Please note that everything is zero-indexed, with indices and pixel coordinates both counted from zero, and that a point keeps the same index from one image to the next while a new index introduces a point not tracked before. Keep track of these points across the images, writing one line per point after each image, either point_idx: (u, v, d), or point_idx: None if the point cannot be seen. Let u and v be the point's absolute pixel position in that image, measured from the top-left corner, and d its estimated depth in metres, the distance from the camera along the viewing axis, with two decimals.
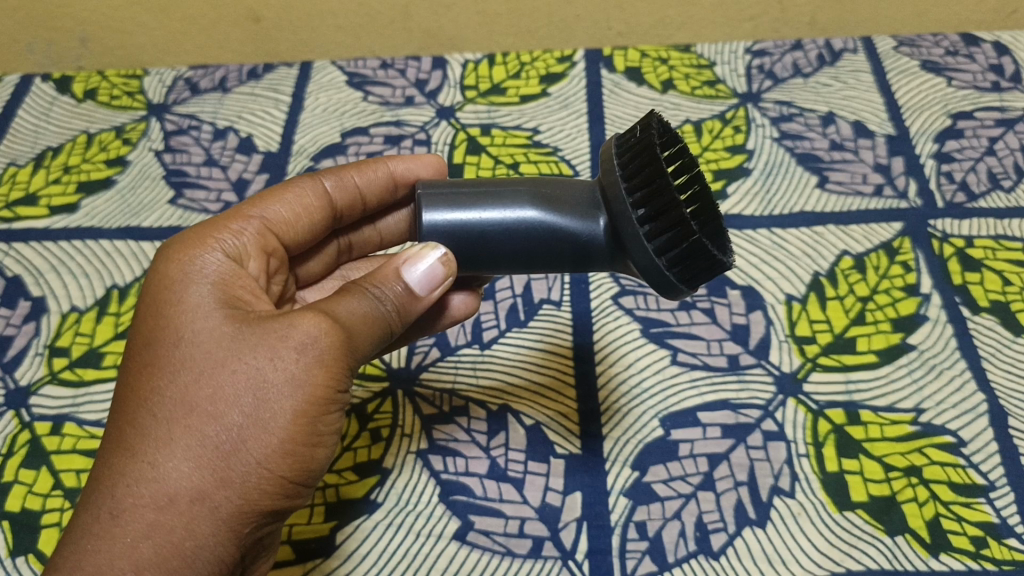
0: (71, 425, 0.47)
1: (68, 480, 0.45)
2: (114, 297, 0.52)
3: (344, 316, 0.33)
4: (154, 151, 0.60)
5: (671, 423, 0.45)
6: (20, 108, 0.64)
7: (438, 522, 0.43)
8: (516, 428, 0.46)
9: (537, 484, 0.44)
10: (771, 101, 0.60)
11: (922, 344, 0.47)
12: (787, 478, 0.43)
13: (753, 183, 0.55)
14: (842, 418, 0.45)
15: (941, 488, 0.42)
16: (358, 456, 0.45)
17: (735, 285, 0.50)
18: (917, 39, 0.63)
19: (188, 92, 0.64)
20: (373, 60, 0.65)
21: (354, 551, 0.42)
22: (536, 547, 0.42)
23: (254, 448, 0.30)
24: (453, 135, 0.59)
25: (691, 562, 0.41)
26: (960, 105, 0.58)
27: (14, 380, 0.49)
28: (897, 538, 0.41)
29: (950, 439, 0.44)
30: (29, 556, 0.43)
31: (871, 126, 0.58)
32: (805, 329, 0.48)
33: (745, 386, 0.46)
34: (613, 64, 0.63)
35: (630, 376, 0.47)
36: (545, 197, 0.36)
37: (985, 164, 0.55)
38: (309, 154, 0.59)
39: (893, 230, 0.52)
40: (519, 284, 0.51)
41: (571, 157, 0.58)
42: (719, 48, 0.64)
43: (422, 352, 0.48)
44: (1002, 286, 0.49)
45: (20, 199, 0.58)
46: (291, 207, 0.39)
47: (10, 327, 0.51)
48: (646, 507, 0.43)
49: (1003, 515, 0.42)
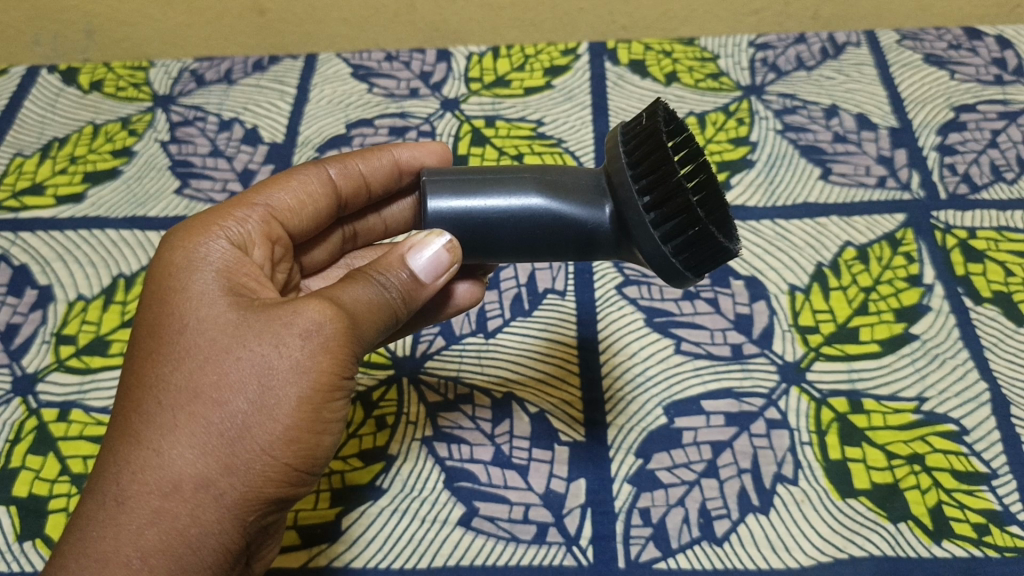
0: (77, 411, 0.47)
1: (75, 466, 0.45)
2: (120, 285, 0.52)
3: (349, 303, 0.33)
4: (160, 142, 0.60)
5: (675, 411, 0.46)
6: (26, 99, 0.64)
7: (443, 508, 0.43)
8: (521, 416, 0.46)
9: (542, 470, 0.44)
10: (775, 94, 0.60)
11: (925, 333, 0.47)
12: (790, 466, 0.43)
13: (757, 174, 0.55)
14: (845, 406, 0.45)
15: (944, 475, 0.43)
16: (363, 443, 0.45)
17: (739, 275, 0.50)
18: (920, 33, 0.63)
19: (193, 84, 0.64)
20: (378, 52, 0.65)
21: (360, 536, 0.42)
22: (542, 533, 0.42)
23: (259, 434, 0.31)
24: (457, 126, 0.60)
25: (694, 547, 0.41)
26: (963, 97, 0.59)
27: (21, 367, 0.49)
28: (900, 524, 0.41)
29: (952, 427, 0.44)
30: (36, 540, 0.43)
31: (875, 118, 0.58)
32: (808, 319, 0.48)
33: (748, 375, 0.46)
34: (617, 56, 0.64)
35: (634, 365, 0.47)
36: (551, 184, 0.36)
37: (988, 156, 0.55)
38: (314, 145, 0.60)
39: (896, 222, 0.52)
40: (523, 275, 0.51)
41: (576, 149, 0.58)
42: (723, 41, 0.64)
43: (428, 341, 0.49)
44: (1005, 277, 0.49)
45: (26, 189, 0.58)
46: (295, 195, 0.40)
47: (17, 315, 0.51)
48: (650, 494, 0.43)
49: (1005, 502, 0.42)
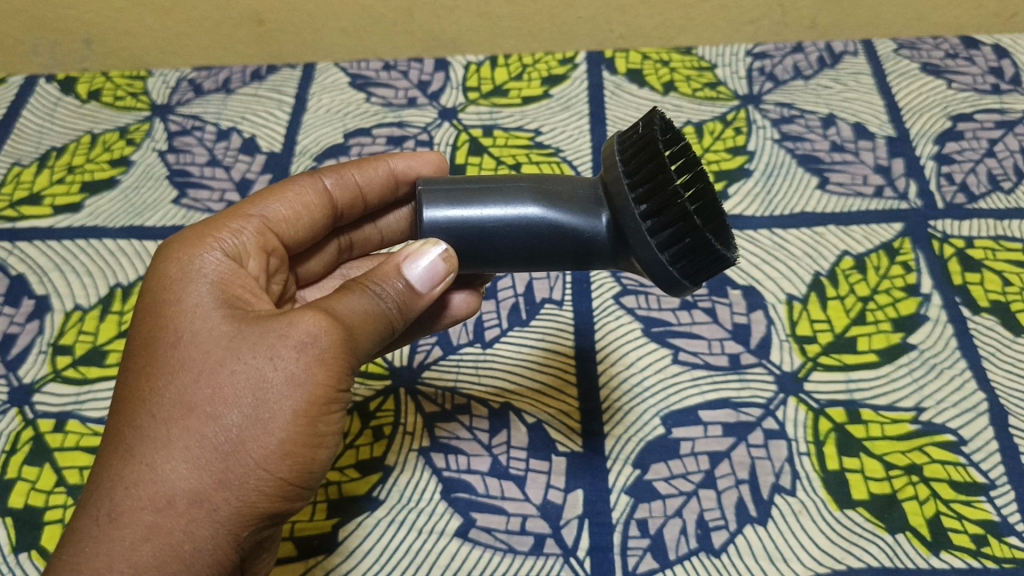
0: (74, 422, 0.47)
1: (71, 477, 0.45)
2: (117, 295, 0.52)
3: (344, 313, 0.33)
4: (158, 151, 0.60)
5: (672, 421, 0.45)
6: (24, 108, 0.64)
7: (440, 519, 0.43)
8: (518, 426, 0.46)
9: (539, 481, 0.44)
10: (772, 103, 0.60)
11: (922, 343, 0.47)
12: (788, 476, 0.43)
13: (754, 184, 0.55)
14: (842, 416, 0.45)
15: (942, 486, 0.43)
16: (360, 454, 0.45)
17: (736, 284, 0.50)
18: (917, 42, 0.63)
19: (192, 93, 0.64)
20: (376, 62, 0.66)
21: (357, 548, 0.42)
22: (538, 544, 0.42)
23: (253, 448, 0.30)
24: (455, 136, 0.60)
25: (692, 559, 0.41)
26: (961, 107, 0.59)
27: (18, 377, 0.49)
28: (898, 535, 0.41)
29: (950, 437, 0.44)
30: (32, 552, 0.43)
31: (872, 127, 0.58)
32: (806, 329, 0.48)
33: (745, 385, 0.46)
34: (614, 66, 0.64)
35: (631, 375, 0.47)
36: (548, 193, 0.36)
37: (986, 165, 0.55)
38: (312, 154, 0.59)
39: (894, 231, 0.52)
40: (521, 284, 0.51)
41: (573, 158, 0.58)
42: (720, 51, 0.64)
43: (424, 351, 0.49)
44: (1003, 286, 0.49)
45: (24, 199, 0.58)
46: (291, 205, 0.40)
47: (14, 325, 0.51)
48: (648, 505, 0.43)
49: (1004, 513, 0.42)
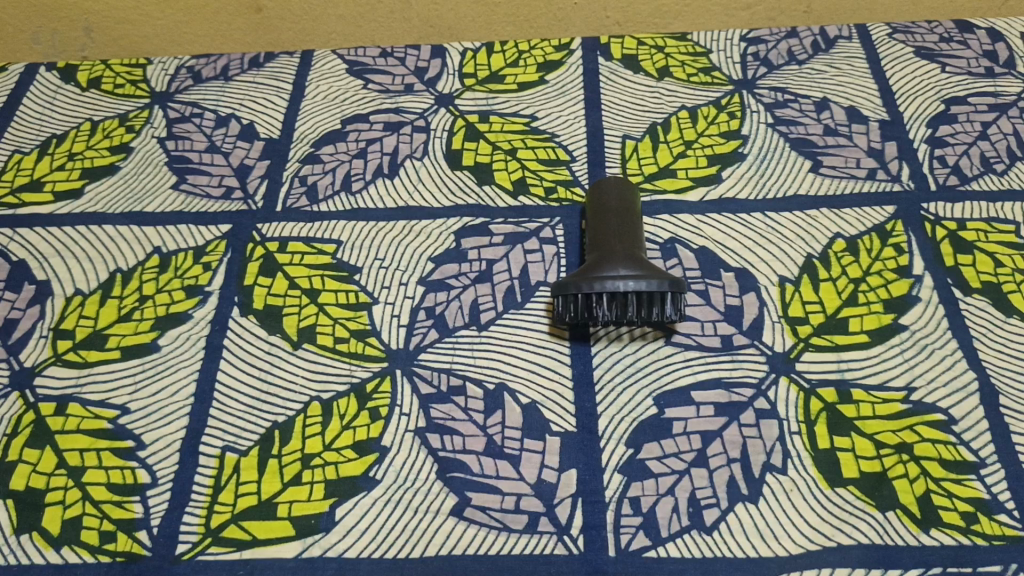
0: (74, 405, 0.47)
1: (72, 459, 0.45)
2: (117, 280, 0.53)
3: None
4: (157, 138, 0.61)
5: (666, 402, 0.46)
6: (26, 96, 0.64)
7: (436, 498, 0.43)
8: (512, 407, 0.46)
9: (534, 460, 0.44)
10: (767, 88, 0.60)
11: (914, 324, 0.48)
12: (779, 455, 0.44)
13: (748, 167, 0.56)
14: (834, 397, 0.45)
15: (932, 464, 0.43)
16: (357, 435, 0.46)
17: (730, 267, 0.51)
18: (911, 26, 0.64)
19: (191, 80, 0.65)
20: (373, 49, 0.66)
21: (353, 526, 0.43)
22: (533, 523, 0.42)
23: None
24: (451, 121, 0.60)
25: (684, 536, 0.42)
26: (954, 90, 0.59)
27: (20, 361, 0.49)
28: (888, 513, 0.42)
29: (941, 416, 0.45)
30: (34, 533, 0.43)
31: (866, 111, 0.58)
32: (798, 310, 0.49)
33: (738, 365, 0.47)
34: (610, 52, 0.64)
35: (625, 355, 0.48)
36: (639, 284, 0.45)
37: (979, 148, 0.55)
38: (309, 140, 0.60)
39: (887, 213, 0.53)
40: (516, 268, 0.52)
41: (569, 143, 0.58)
42: (715, 36, 0.64)
43: (421, 333, 0.49)
44: (994, 267, 0.50)
45: (24, 185, 0.59)
46: None
47: (15, 310, 0.52)
48: (641, 483, 0.43)
49: (993, 491, 0.42)
